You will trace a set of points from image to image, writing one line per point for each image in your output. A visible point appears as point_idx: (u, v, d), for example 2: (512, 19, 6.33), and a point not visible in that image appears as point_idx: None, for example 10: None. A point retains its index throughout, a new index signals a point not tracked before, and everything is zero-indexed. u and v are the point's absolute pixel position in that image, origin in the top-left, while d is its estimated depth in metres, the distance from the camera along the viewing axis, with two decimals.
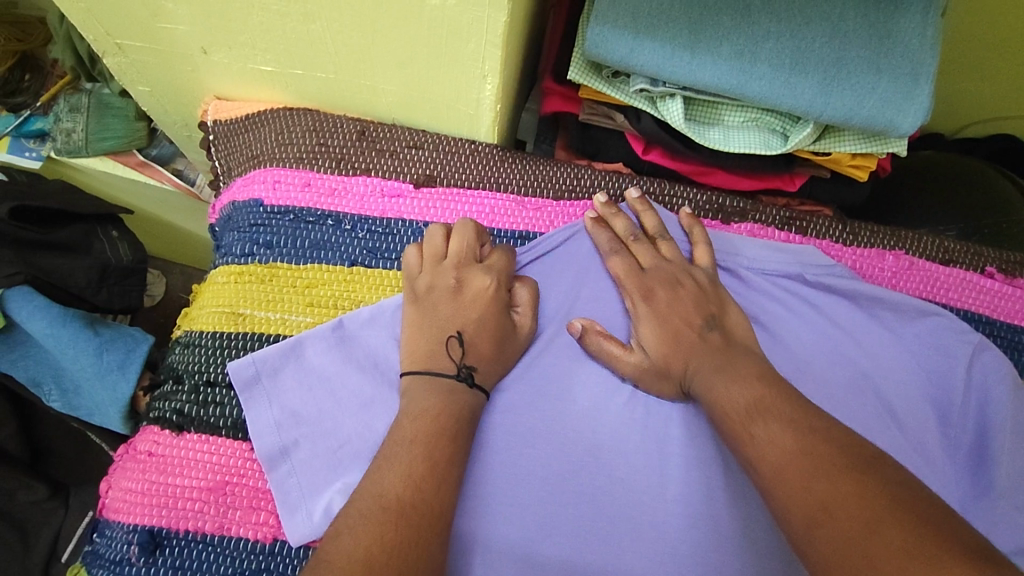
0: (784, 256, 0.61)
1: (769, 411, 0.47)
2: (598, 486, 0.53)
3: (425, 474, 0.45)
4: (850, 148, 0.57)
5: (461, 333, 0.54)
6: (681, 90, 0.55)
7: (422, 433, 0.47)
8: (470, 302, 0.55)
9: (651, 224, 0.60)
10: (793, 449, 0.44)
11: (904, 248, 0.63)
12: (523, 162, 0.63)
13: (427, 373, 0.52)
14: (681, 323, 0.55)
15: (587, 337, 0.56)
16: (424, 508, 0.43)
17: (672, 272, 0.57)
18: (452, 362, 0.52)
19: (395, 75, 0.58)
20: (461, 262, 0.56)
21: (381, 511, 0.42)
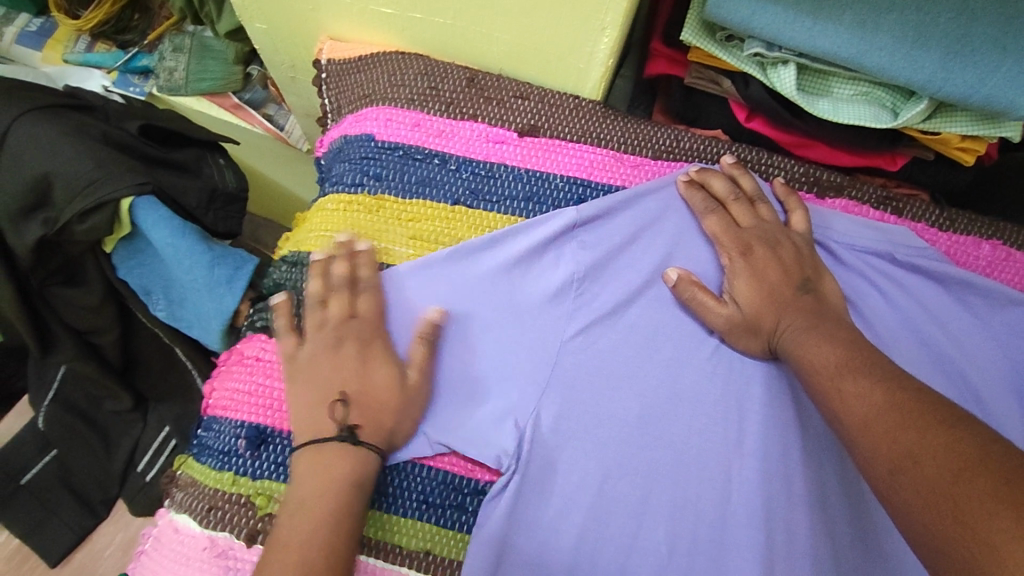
0: (876, 236, 0.61)
1: (858, 369, 0.47)
2: (676, 433, 0.55)
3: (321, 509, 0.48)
4: (959, 128, 0.56)
5: (342, 394, 0.52)
6: (795, 57, 0.56)
7: (311, 476, 0.50)
8: (377, 356, 0.54)
9: (749, 187, 0.61)
10: (876, 407, 0.44)
11: (1001, 239, 0.62)
12: (624, 120, 0.64)
13: (309, 442, 0.51)
14: (775, 283, 0.55)
15: (681, 287, 0.57)
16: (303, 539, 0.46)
17: (771, 232, 0.58)
18: (333, 424, 0.51)
19: (514, 23, 0.60)
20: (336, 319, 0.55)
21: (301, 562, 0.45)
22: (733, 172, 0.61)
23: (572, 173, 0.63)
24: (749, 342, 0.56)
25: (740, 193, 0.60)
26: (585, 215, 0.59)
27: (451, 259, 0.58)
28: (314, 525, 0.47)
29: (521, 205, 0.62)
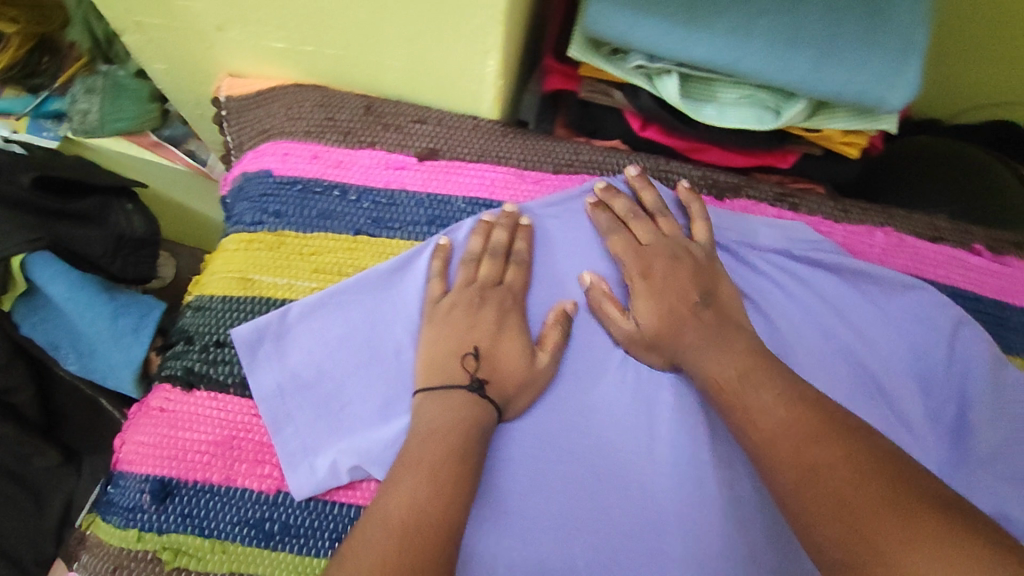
0: (772, 232, 0.63)
1: (756, 379, 0.49)
2: (586, 446, 0.56)
3: (406, 538, 0.43)
4: (841, 124, 0.58)
5: (477, 348, 0.55)
6: (676, 66, 0.57)
7: (438, 423, 0.51)
8: (487, 315, 0.57)
9: (650, 202, 0.61)
10: (772, 419, 0.46)
11: (893, 226, 0.65)
12: (523, 137, 0.65)
13: (441, 389, 0.54)
14: (676, 301, 0.57)
15: (592, 292, 0.59)
16: (431, 521, 0.44)
17: (672, 248, 0.59)
18: (465, 374, 0.54)
19: (403, 51, 0.60)
20: (485, 284, 0.58)
21: (389, 535, 0.42)
22: (642, 181, 0.62)
23: (474, 193, 0.63)
24: (652, 355, 0.58)
25: (640, 210, 0.61)
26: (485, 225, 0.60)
27: (351, 287, 0.58)
28: (427, 485, 0.46)
29: (424, 229, 0.62)
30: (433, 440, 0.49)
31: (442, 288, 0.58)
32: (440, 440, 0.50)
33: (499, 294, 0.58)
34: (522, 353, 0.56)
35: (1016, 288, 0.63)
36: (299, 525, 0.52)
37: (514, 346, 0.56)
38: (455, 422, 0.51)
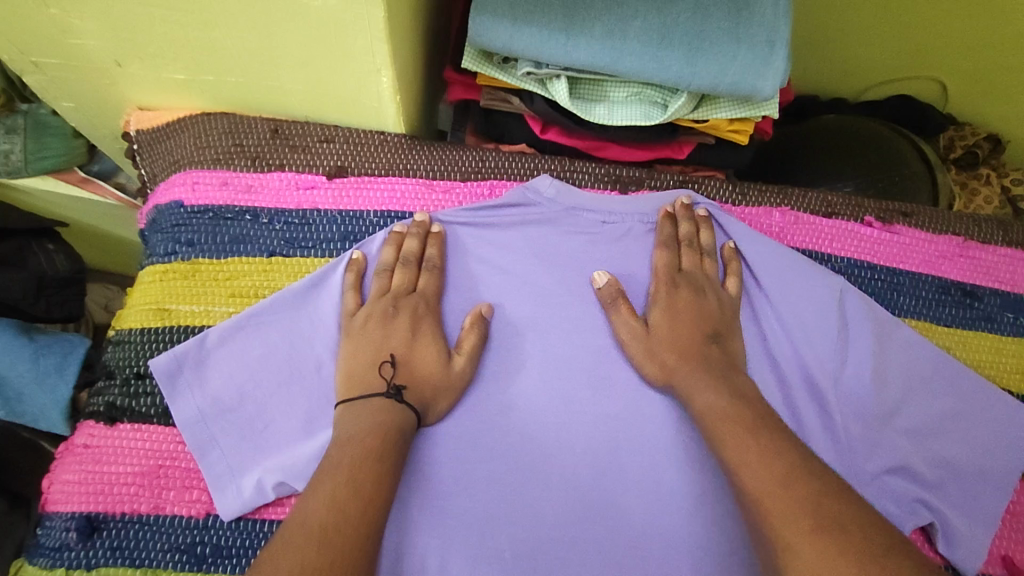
0: (675, 219, 0.65)
1: (744, 426, 0.52)
2: (511, 441, 0.58)
3: (328, 545, 0.42)
4: (726, 113, 0.61)
5: (394, 356, 0.56)
6: (562, 71, 0.59)
7: (359, 427, 0.52)
8: (402, 323, 0.58)
9: (689, 231, 0.63)
10: (778, 482, 0.46)
11: (790, 205, 0.68)
12: (429, 148, 0.67)
13: (358, 399, 0.54)
14: (687, 321, 0.60)
15: (483, 322, 0.60)
16: (346, 520, 0.44)
17: (699, 280, 0.62)
18: (383, 382, 0.55)
19: (300, 74, 0.61)
20: (399, 293, 0.59)
21: (305, 535, 0.42)
22: (699, 216, 0.64)
23: (385, 207, 0.65)
24: (649, 364, 0.59)
25: (694, 242, 0.63)
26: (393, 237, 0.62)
27: (269, 309, 0.59)
28: (348, 484, 0.47)
29: (337, 245, 0.63)
30: (351, 448, 0.50)
31: (356, 301, 0.59)
32: (357, 439, 0.50)
33: (412, 301, 0.59)
34: (438, 357, 0.57)
35: (906, 254, 0.67)
36: (231, 545, 0.54)
37: (430, 351, 0.57)
38: (378, 424, 0.52)
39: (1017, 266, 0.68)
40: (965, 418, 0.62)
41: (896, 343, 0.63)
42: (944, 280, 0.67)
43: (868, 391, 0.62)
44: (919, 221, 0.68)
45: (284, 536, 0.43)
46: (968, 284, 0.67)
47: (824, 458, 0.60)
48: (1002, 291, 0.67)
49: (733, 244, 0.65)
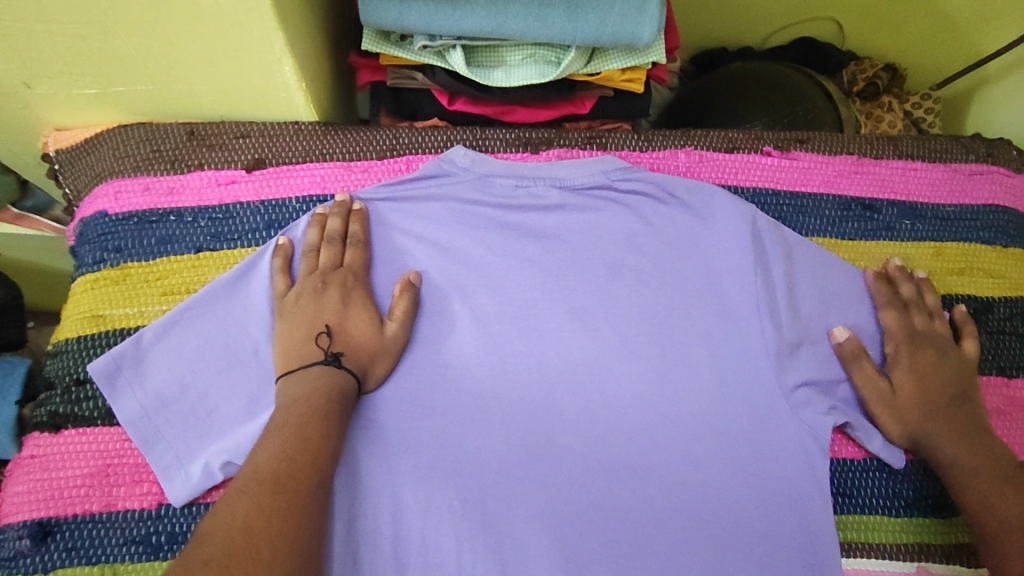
0: (585, 171, 0.67)
1: (970, 436, 0.59)
2: (449, 398, 0.59)
3: (275, 498, 0.47)
4: (616, 64, 0.64)
5: (330, 325, 0.58)
6: (456, 41, 0.62)
7: (301, 389, 0.54)
8: (333, 296, 0.60)
9: (912, 292, 0.66)
10: (975, 454, 0.58)
11: (693, 145, 0.71)
12: (344, 132, 0.69)
13: (295, 370, 0.56)
14: (932, 385, 0.62)
15: (411, 288, 0.62)
16: (296, 477, 0.48)
17: (939, 344, 0.64)
18: (320, 350, 0.57)
19: (206, 73, 0.63)
20: (326, 270, 0.61)
21: (257, 484, 0.47)
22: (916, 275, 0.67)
23: (306, 192, 0.67)
24: (891, 424, 0.61)
25: (920, 302, 0.66)
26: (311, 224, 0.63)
27: (202, 300, 0.60)
28: (298, 442, 0.50)
29: (263, 234, 0.65)
30: (294, 409, 0.53)
31: (286, 282, 0.61)
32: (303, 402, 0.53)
33: (340, 276, 0.61)
34: (370, 325, 0.59)
35: (805, 177, 0.71)
36: (187, 531, 0.56)
37: (363, 317, 0.59)
38: (325, 386, 0.55)
39: (909, 176, 0.72)
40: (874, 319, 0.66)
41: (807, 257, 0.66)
42: (845, 197, 0.70)
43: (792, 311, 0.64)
44: (816, 146, 0.72)
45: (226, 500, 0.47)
46: (866, 198, 0.71)
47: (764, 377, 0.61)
48: (897, 202, 0.71)
49: (925, 278, 0.68)
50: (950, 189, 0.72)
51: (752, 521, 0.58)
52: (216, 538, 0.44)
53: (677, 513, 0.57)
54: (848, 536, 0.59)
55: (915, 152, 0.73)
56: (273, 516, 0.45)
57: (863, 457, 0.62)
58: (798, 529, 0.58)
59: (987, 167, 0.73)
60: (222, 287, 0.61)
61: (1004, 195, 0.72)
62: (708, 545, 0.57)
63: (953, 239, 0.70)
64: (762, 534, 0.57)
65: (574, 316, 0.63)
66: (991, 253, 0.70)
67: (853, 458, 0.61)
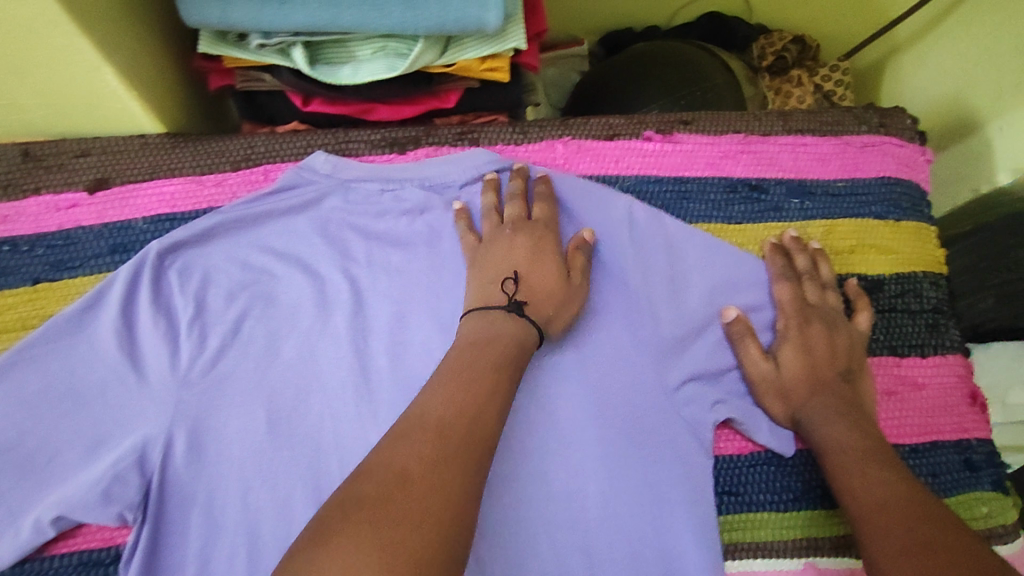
0: (451, 168, 0.64)
1: (847, 412, 0.57)
2: (308, 424, 0.57)
3: (457, 448, 0.41)
4: (473, 52, 0.60)
5: (517, 272, 0.57)
6: (295, 37, 0.57)
7: (483, 333, 0.52)
8: (522, 243, 0.59)
9: (806, 264, 0.64)
10: (856, 438, 0.55)
11: (571, 134, 0.68)
12: (195, 143, 0.64)
13: (486, 309, 0.54)
14: (828, 361, 0.60)
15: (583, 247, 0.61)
16: (473, 427, 0.42)
17: (830, 316, 0.62)
18: (505, 296, 0.56)
19: (23, 86, 0.55)
20: (517, 221, 0.60)
21: (429, 435, 0.41)
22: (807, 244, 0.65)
23: (155, 211, 0.62)
24: (774, 403, 0.59)
25: (814, 274, 0.63)
26: (169, 246, 0.60)
27: (41, 340, 0.55)
28: (492, 396, 0.46)
29: (108, 259, 0.61)
30: (477, 352, 0.50)
31: (476, 237, 0.61)
32: (504, 338, 0.51)
33: (531, 227, 0.60)
34: (557, 271, 0.58)
35: (688, 161, 0.68)
36: None
37: (549, 267, 0.58)
38: (498, 334, 0.52)
39: (799, 152, 0.69)
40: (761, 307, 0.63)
41: (686, 247, 0.63)
42: (731, 179, 0.68)
43: (673, 304, 0.61)
44: (701, 126, 0.69)
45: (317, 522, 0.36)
46: (753, 179, 0.68)
47: (639, 373, 0.59)
48: (786, 180, 0.68)
49: (819, 249, 0.65)
50: (842, 164, 0.69)
51: (633, 526, 0.56)
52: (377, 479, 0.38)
53: (552, 526, 0.56)
54: (733, 537, 0.58)
55: (806, 126, 0.70)
56: (444, 465, 0.39)
57: (750, 450, 0.60)
58: (672, 532, 0.57)
59: (879, 137, 0.70)
60: (70, 322, 0.56)
61: (895, 166, 0.70)
62: (580, 555, 0.56)
63: (844, 216, 0.68)
64: (639, 540, 0.56)
65: (442, 327, 0.60)
66: (884, 228, 0.68)
67: (738, 454, 0.60)
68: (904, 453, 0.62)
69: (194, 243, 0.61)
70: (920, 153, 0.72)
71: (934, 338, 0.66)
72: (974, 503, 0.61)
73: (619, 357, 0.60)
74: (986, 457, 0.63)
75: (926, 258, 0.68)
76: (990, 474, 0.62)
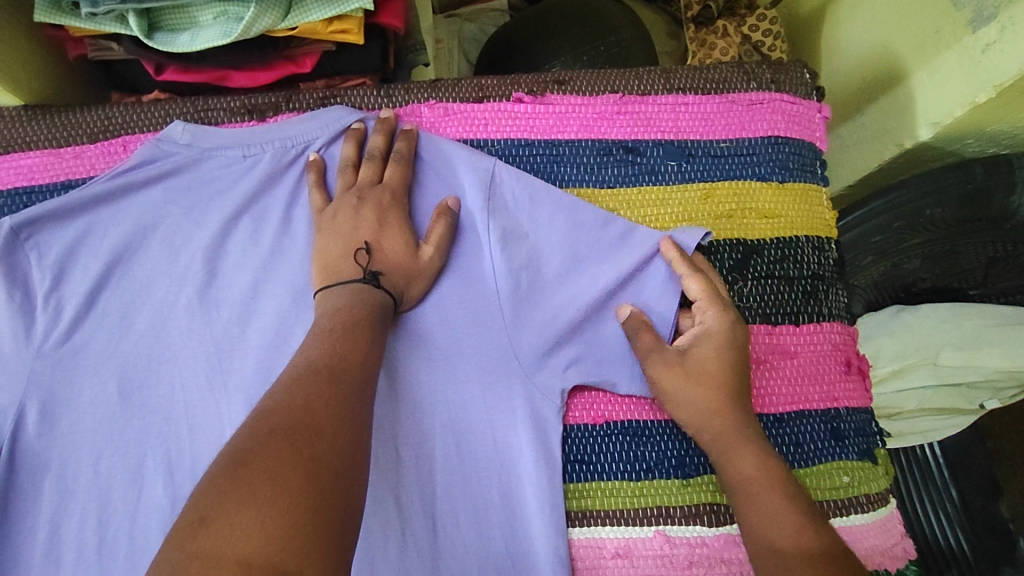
0: (303, 124, 0.62)
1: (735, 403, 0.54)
2: (161, 394, 0.57)
3: (335, 381, 0.45)
4: (316, 15, 0.58)
5: (369, 243, 0.56)
6: (123, 5, 0.55)
7: (336, 309, 0.52)
8: (369, 213, 0.58)
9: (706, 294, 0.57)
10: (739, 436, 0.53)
11: (439, 97, 0.65)
12: (52, 115, 0.63)
13: (338, 284, 0.55)
14: (732, 364, 0.56)
15: (451, 212, 0.60)
16: (348, 366, 0.47)
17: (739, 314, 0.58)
18: (359, 268, 0.55)
19: None
20: (364, 186, 0.59)
21: (312, 373, 0.45)
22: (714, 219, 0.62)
23: (12, 184, 0.62)
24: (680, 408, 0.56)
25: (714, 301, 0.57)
26: (26, 220, 0.57)
27: None
28: (371, 343, 0.50)
29: None
30: (343, 313, 0.51)
31: (324, 198, 0.60)
32: (363, 312, 0.52)
33: (377, 193, 0.59)
34: (407, 246, 0.57)
35: (562, 123, 0.65)
36: None
37: (399, 241, 0.57)
38: (360, 299, 0.53)
39: (680, 112, 0.66)
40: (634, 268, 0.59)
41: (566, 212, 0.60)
42: (605, 141, 0.65)
43: (534, 272, 0.60)
44: (576, 87, 0.66)
45: (230, 450, 0.40)
46: (629, 141, 0.65)
47: (497, 340, 0.58)
48: (664, 141, 0.65)
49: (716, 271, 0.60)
50: (726, 123, 0.66)
51: (479, 493, 0.57)
52: (280, 411, 0.42)
53: (398, 494, 0.55)
54: (581, 505, 0.58)
55: (686, 85, 0.67)
56: (314, 393, 0.43)
57: (605, 421, 0.59)
58: (511, 497, 0.57)
59: (769, 94, 0.67)
60: None
61: (785, 124, 0.67)
62: (426, 521, 0.56)
63: (724, 178, 0.65)
64: (483, 505, 0.57)
65: (296, 297, 0.59)
66: (766, 190, 0.65)
67: (592, 424, 0.59)
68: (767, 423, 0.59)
69: (53, 219, 0.58)
70: (816, 110, 0.68)
71: (810, 306, 0.63)
72: (835, 472, 0.58)
73: (477, 330, 0.59)
74: (854, 426, 0.60)
75: (810, 222, 0.65)
76: (857, 442, 0.60)
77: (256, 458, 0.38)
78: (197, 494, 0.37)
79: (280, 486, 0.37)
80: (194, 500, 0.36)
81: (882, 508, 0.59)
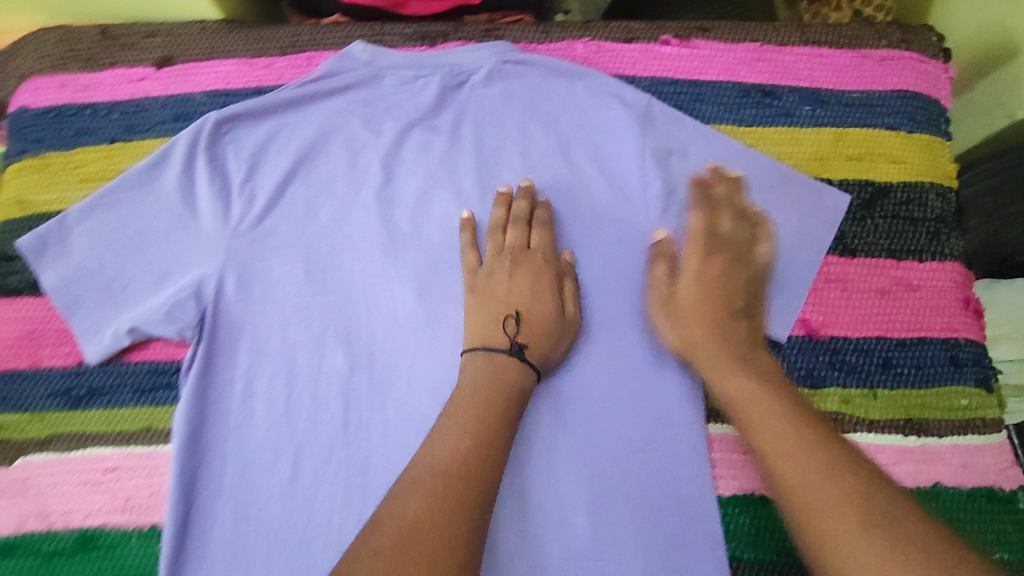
0: (471, 53, 0.69)
1: (729, 357, 0.57)
2: (343, 275, 0.64)
3: (474, 433, 0.51)
4: None
5: (518, 311, 0.60)
6: None
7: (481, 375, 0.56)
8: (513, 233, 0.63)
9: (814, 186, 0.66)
10: (741, 385, 0.55)
11: (593, 36, 0.71)
12: (249, 30, 0.71)
13: (483, 348, 0.58)
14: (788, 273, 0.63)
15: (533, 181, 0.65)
16: (495, 419, 0.53)
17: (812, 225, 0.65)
18: (508, 338, 0.58)
19: None
20: (517, 250, 0.63)
21: (463, 430, 0.51)
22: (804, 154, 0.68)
23: (212, 87, 0.69)
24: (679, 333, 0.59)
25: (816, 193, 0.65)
26: (226, 117, 0.65)
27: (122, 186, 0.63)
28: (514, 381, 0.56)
29: (171, 125, 0.68)
30: (493, 366, 0.57)
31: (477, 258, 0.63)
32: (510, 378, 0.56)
33: (530, 258, 0.62)
34: (553, 309, 0.60)
35: (705, 65, 0.70)
36: (99, 385, 0.62)
37: None
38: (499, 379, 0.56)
39: (815, 63, 0.71)
40: (754, 190, 0.64)
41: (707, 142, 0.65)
42: (744, 84, 0.70)
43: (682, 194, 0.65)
44: (718, 34, 0.72)
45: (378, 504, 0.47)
46: (767, 86, 0.70)
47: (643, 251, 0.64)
48: (800, 88, 0.70)
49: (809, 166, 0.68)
50: (858, 76, 0.71)
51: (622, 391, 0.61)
52: (429, 467, 0.48)
53: (548, 378, 0.61)
54: (715, 403, 0.62)
55: (822, 39, 0.72)
56: (463, 455, 0.49)
57: None
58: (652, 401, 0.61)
59: (899, 53, 0.71)
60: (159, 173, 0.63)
61: (915, 80, 0.71)
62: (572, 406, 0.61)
63: (855, 124, 0.69)
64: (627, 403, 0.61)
65: (461, 202, 0.66)
66: (895, 139, 0.69)
67: None
68: (891, 345, 0.63)
69: (248, 118, 0.66)
70: (943, 70, 0.72)
71: (933, 246, 0.66)
72: (954, 394, 0.63)
73: (624, 240, 0.64)
74: (972, 356, 0.64)
75: (936, 171, 0.69)
76: (974, 371, 0.64)
77: (406, 514, 0.45)
78: (353, 545, 0.44)
79: (421, 538, 0.43)
80: (356, 546, 0.43)
81: (996, 432, 0.62)
